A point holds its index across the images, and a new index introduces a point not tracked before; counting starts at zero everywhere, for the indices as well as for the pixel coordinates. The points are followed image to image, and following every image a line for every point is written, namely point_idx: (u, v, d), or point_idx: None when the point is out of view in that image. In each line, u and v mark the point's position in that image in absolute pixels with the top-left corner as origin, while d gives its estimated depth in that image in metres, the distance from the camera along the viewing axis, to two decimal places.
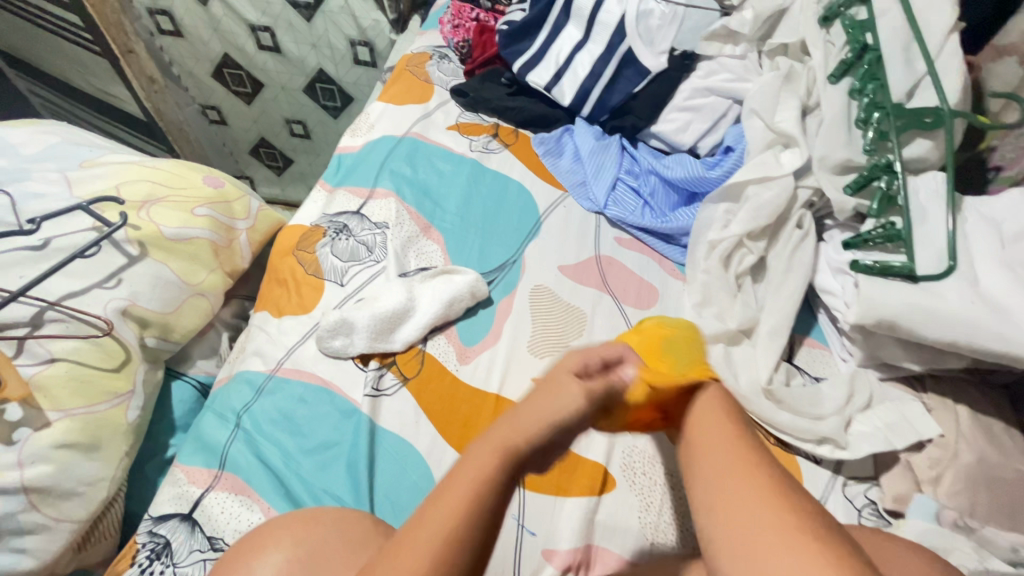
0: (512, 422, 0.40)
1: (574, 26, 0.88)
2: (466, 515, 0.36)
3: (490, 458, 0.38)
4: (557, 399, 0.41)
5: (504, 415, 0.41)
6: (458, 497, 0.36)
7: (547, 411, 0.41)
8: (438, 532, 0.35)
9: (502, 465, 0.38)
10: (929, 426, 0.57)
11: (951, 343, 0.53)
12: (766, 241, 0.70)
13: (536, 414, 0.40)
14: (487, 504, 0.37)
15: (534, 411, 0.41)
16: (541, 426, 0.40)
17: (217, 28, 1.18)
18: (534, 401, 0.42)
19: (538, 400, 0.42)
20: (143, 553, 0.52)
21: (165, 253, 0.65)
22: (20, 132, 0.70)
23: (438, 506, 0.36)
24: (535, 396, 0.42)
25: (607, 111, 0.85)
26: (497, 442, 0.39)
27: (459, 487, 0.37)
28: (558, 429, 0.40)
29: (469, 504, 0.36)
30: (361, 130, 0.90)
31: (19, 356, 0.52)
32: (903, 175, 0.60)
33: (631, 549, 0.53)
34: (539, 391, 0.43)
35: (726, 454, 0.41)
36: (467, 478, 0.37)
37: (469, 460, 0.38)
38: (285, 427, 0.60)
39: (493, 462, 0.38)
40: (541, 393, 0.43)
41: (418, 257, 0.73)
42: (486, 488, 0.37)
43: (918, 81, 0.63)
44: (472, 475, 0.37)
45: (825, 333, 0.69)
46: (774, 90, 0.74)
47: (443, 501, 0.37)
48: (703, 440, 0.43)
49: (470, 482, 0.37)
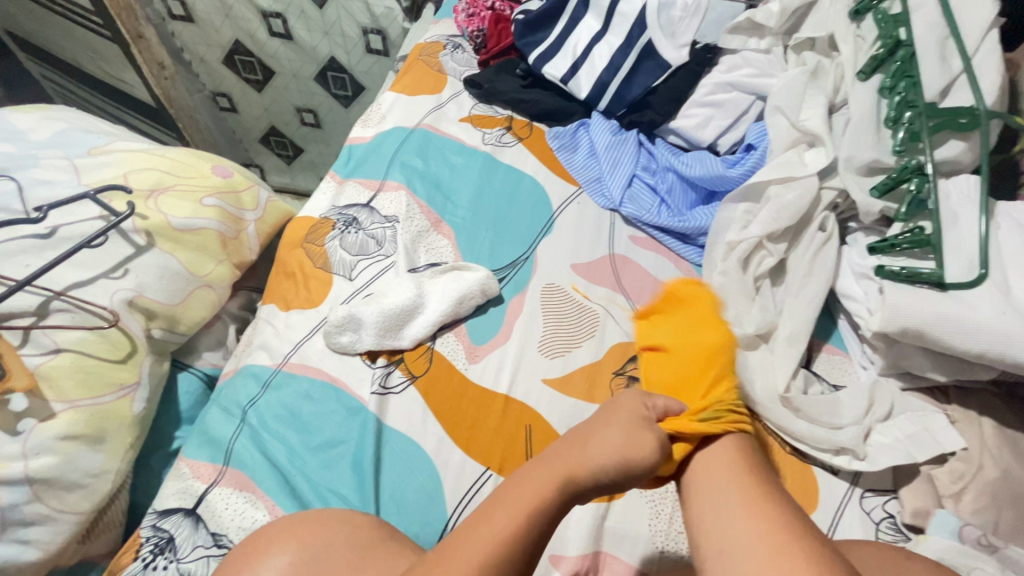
0: (579, 451, 0.43)
1: (593, 17, 0.86)
2: (508, 539, 0.38)
3: (544, 485, 0.41)
4: (637, 447, 0.44)
5: (571, 446, 0.44)
6: (503, 518, 0.39)
7: (617, 458, 0.43)
8: (491, 542, 0.37)
9: (557, 493, 0.41)
10: (952, 439, 0.55)
11: (980, 354, 0.50)
12: (787, 244, 0.68)
13: (604, 455, 0.43)
14: (536, 526, 0.39)
15: (607, 444, 0.44)
16: (603, 459, 0.43)
17: (228, 14, 1.17)
18: (604, 441, 0.44)
19: (607, 439, 0.44)
20: (146, 548, 0.52)
21: (172, 243, 0.64)
22: (27, 117, 0.69)
23: (480, 530, 0.38)
24: (605, 438, 0.44)
25: (625, 105, 0.82)
26: (561, 467, 0.42)
27: (506, 510, 0.39)
28: (635, 469, 0.44)
29: (513, 530, 0.38)
30: (372, 121, 0.88)
31: (24, 345, 0.51)
32: (934, 177, 0.57)
33: (641, 557, 0.51)
34: (609, 432, 0.45)
35: (734, 478, 0.43)
36: (521, 501, 0.40)
37: (521, 482, 0.41)
38: (291, 423, 0.59)
39: (551, 488, 0.41)
40: (613, 426, 0.45)
41: (427, 252, 0.72)
42: (537, 513, 0.39)
43: (953, 79, 0.60)
44: (525, 500, 0.40)
45: (845, 338, 0.66)
46: (800, 86, 0.72)
47: (487, 525, 0.38)
48: (706, 480, 0.45)
49: (518, 503, 0.39)
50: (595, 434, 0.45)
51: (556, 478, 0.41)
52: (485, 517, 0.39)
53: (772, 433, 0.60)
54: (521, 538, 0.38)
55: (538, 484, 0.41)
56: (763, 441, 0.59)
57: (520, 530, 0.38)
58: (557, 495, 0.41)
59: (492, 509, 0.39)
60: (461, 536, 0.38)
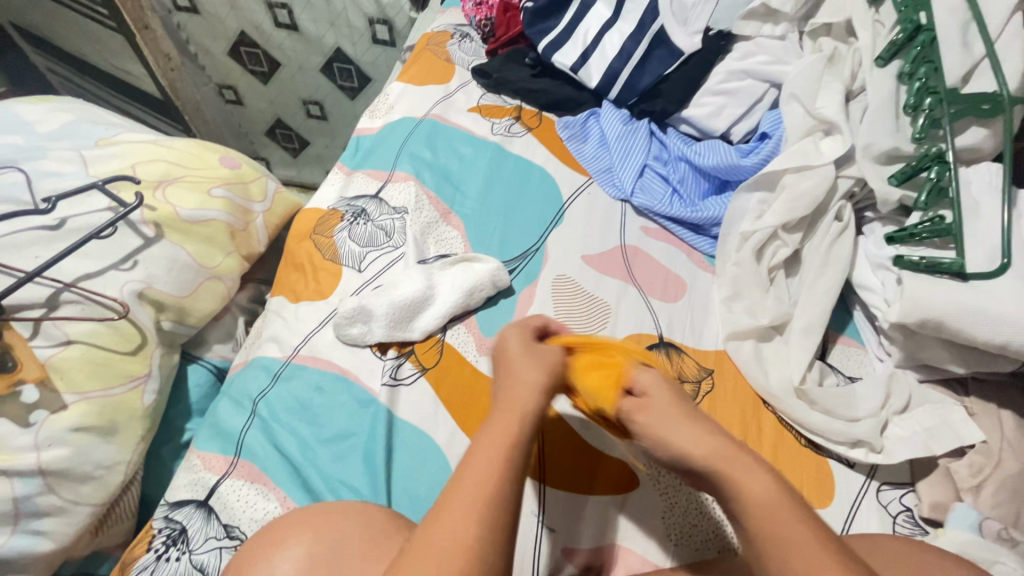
0: (517, 384, 0.48)
1: (603, 4, 0.85)
2: (495, 480, 0.39)
3: (506, 424, 0.44)
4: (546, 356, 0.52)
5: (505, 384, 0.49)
6: (484, 461, 0.40)
7: (543, 368, 0.50)
8: (483, 485, 0.39)
9: (520, 423, 0.44)
10: (972, 431, 0.54)
11: (1002, 344, 0.49)
12: (801, 234, 0.67)
13: (535, 371, 0.49)
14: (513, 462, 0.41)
15: (534, 368, 0.49)
16: (536, 378, 0.49)
17: (233, 5, 1.16)
18: (528, 364, 0.50)
19: (527, 362, 0.50)
20: (159, 539, 0.52)
21: (181, 235, 0.64)
22: (35, 109, 0.68)
23: (468, 477, 0.39)
24: (527, 361, 0.50)
25: (636, 94, 0.81)
26: (513, 406, 0.45)
27: (485, 453, 0.41)
28: (555, 383, 0.50)
29: (498, 470, 0.40)
30: (380, 111, 0.87)
31: (34, 337, 0.51)
32: (955, 165, 0.56)
33: (656, 550, 0.51)
34: (527, 361, 0.50)
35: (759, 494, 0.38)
36: (497, 442, 0.42)
37: (484, 436, 0.42)
38: (301, 415, 0.59)
39: (514, 426, 0.44)
40: (533, 358, 0.51)
41: (437, 244, 0.71)
42: (514, 443, 0.42)
43: (975, 65, 0.58)
44: (495, 441, 0.42)
45: (861, 330, 0.65)
46: (816, 73, 0.71)
47: (472, 472, 0.40)
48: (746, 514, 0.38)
49: (490, 445, 0.42)
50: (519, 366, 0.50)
51: (514, 415, 0.45)
52: (468, 469, 0.40)
53: (787, 426, 0.59)
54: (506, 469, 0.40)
55: (502, 424, 0.44)
56: (779, 433, 0.58)
57: (502, 473, 0.40)
58: (522, 424, 0.44)
59: (470, 460, 0.41)
60: (456, 490, 0.39)
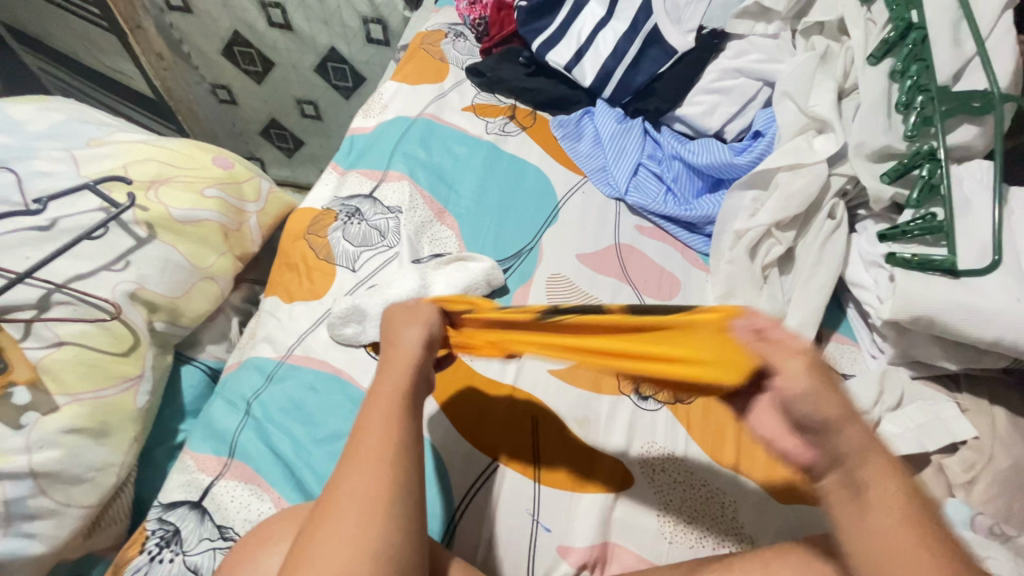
0: (393, 355, 0.48)
1: (597, 3, 0.85)
2: (384, 450, 0.40)
3: (388, 398, 0.44)
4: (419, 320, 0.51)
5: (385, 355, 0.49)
6: (373, 436, 0.41)
7: (418, 333, 0.50)
8: (373, 455, 0.40)
9: (401, 393, 0.45)
10: (964, 427, 0.54)
11: (994, 341, 0.50)
12: (795, 232, 0.67)
13: (411, 338, 0.49)
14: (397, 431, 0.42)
15: (410, 335, 0.49)
16: (413, 346, 0.49)
17: (226, 4, 1.15)
18: (403, 333, 0.50)
19: (402, 331, 0.50)
20: (153, 540, 0.51)
21: (173, 235, 0.63)
22: (25, 109, 0.68)
23: (361, 450, 0.40)
24: (401, 330, 0.50)
25: (630, 93, 0.81)
26: (393, 381, 0.46)
27: (373, 429, 0.42)
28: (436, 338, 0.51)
29: (385, 437, 0.41)
30: (374, 111, 0.87)
31: (25, 338, 0.50)
32: (946, 162, 0.56)
33: (650, 548, 0.51)
34: (403, 331, 0.50)
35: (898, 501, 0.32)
36: (379, 415, 0.43)
37: (369, 415, 0.43)
38: (295, 415, 0.59)
39: (396, 398, 0.44)
40: (408, 323, 0.51)
41: (431, 243, 0.71)
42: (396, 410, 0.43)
43: (967, 62, 0.58)
44: (377, 416, 0.43)
45: (854, 327, 0.66)
46: (808, 72, 0.71)
47: (362, 447, 0.40)
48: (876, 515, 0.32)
49: (374, 419, 0.42)
50: (396, 338, 0.50)
51: (394, 385, 0.45)
52: (357, 444, 0.41)
53: None
54: (394, 437, 0.41)
55: (384, 397, 0.44)
56: None
57: (391, 443, 0.41)
58: (399, 390, 0.45)
59: (360, 438, 0.41)
60: (349, 465, 0.40)
